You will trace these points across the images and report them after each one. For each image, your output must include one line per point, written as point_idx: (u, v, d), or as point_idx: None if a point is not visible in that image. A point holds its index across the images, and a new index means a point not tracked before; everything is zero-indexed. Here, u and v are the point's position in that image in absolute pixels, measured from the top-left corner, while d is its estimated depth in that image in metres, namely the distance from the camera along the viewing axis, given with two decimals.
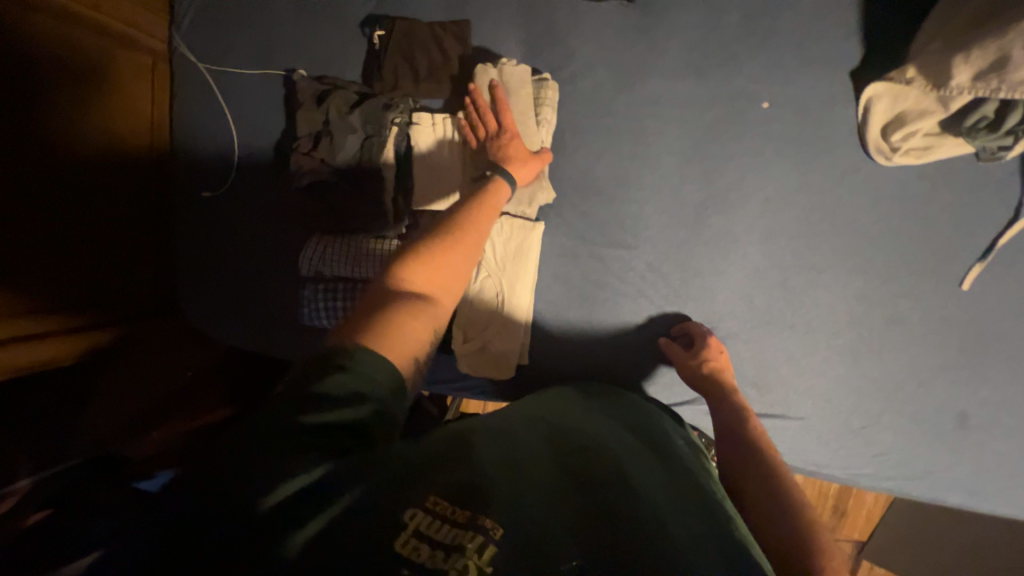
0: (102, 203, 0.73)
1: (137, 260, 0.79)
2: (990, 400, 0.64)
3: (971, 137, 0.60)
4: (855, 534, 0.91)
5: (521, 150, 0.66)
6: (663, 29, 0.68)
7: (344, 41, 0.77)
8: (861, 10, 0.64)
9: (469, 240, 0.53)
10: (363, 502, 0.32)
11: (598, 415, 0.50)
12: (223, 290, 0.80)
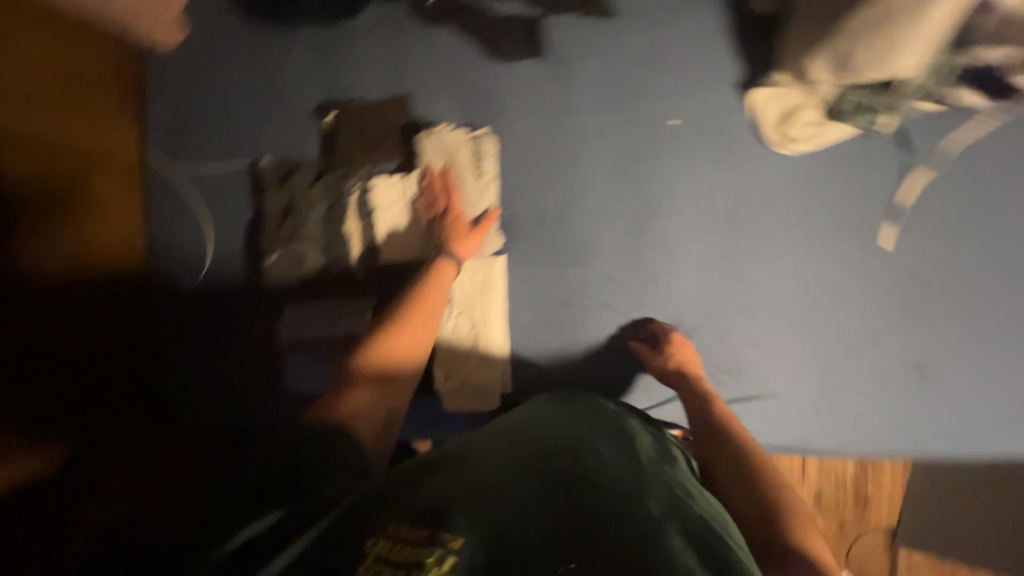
0: (82, 317, 0.81)
1: (125, 362, 0.84)
2: (937, 345, 0.69)
3: (844, 119, 0.67)
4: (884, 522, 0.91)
5: (462, 227, 0.76)
6: (573, 72, 0.77)
7: (298, 130, 0.86)
8: (738, 28, 0.73)
9: (421, 323, 0.67)
10: (337, 544, 0.35)
11: (571, 420, 0.53)
12: (203, 376, 0.85)
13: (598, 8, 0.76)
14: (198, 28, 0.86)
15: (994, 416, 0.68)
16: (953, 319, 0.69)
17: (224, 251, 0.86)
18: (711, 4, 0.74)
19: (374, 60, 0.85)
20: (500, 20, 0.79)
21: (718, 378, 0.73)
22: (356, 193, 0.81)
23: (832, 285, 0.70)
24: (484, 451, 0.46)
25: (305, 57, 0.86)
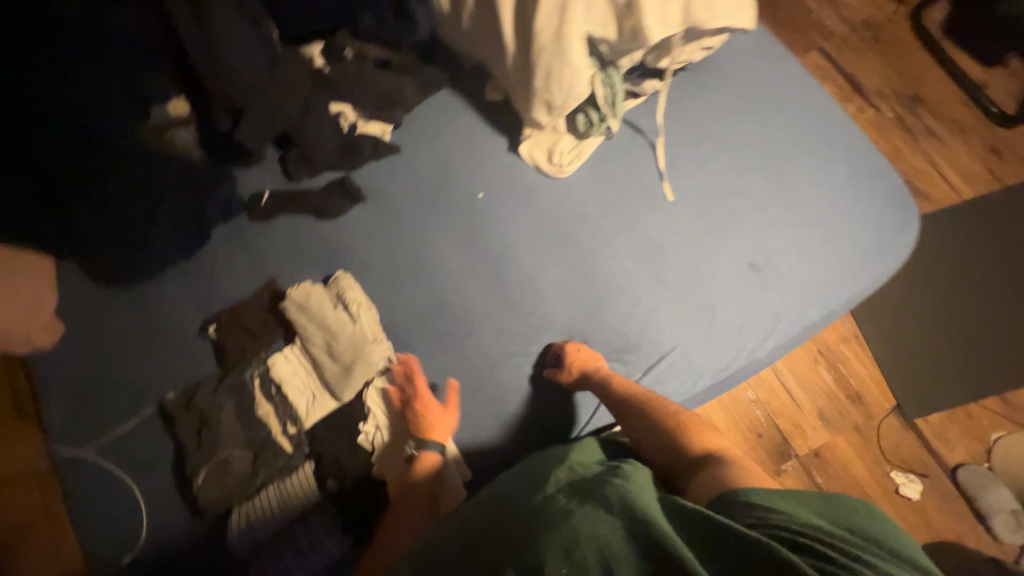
0: None
1: None
2: (759, 242, 0.80)
3: (589, 134, 0.86)
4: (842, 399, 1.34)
5: (438, 413, 0.82)
6: (390, 199, 0.94)
7: (195, 353, 0.95)
8: (488, 115, 0.95)
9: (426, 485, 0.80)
10: None
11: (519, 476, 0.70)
12: None
13: (383, 148, 0.94)
14: (82, 318, 0.98)
15: (838, 271, 0.78)
16: (754, 216, 0.81)
17: (166, 492, 0.89)
18: (463, 108, 0.95)
19: (235, 267, 0.97)
20: (319, 192, 0.96)
21: (622, 360, 0.82)
22: (258, 380, 0.86)
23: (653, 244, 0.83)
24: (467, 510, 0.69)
25: (178, 293, 0.98)
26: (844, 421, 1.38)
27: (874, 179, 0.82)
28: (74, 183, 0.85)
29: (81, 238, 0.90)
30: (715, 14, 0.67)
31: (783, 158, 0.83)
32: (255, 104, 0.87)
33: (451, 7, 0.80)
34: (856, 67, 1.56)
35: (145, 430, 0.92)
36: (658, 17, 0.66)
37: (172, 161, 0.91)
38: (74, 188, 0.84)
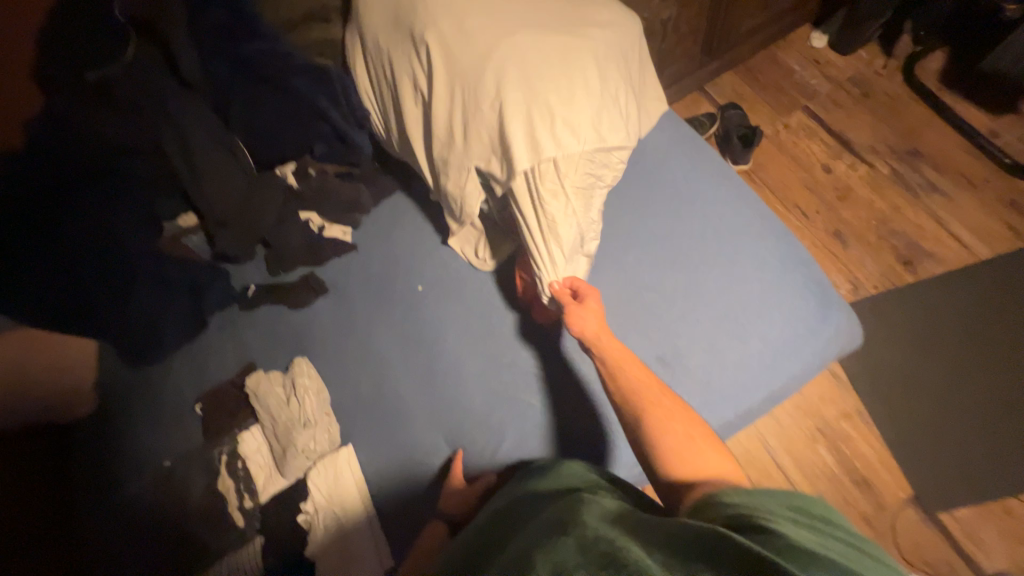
0: None
1: None
2: (665, 339, 0.80)
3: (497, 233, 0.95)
4: (837, 470, 1.25)
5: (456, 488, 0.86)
6: (346, 292, 1.06)
7: (186, 425, 1.10)
8: (432, 216, 1.06)
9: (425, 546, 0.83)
10: None
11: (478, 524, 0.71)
12: None
13: (342, 247, 1.08)
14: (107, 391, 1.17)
15: (749, 368, 0.77)
16: (663, 310, 0.81)
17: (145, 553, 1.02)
18: (411, 210, 1.07)
19: (224, 349, 1.13)
20: (290, 285, 1.10)
21: (539, 446, 0.88)
22: (225, 457, 0.99)
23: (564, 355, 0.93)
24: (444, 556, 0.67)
25: (181, 373, 1.14)
26: (850, 510, 1.22)
27: (787, 270, 0.81)
28: (106, 291, 1.01)
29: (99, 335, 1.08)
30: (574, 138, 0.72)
31: (691, 251, 0.84)
32: (237, 219, 1.04)
33: (383, 134, 0.94)
34: (845, 124, 1.51)
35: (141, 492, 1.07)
36: (527, 148, 0.72)
37: (179, 269, 1.11)
38: (105, 288, 1.00)
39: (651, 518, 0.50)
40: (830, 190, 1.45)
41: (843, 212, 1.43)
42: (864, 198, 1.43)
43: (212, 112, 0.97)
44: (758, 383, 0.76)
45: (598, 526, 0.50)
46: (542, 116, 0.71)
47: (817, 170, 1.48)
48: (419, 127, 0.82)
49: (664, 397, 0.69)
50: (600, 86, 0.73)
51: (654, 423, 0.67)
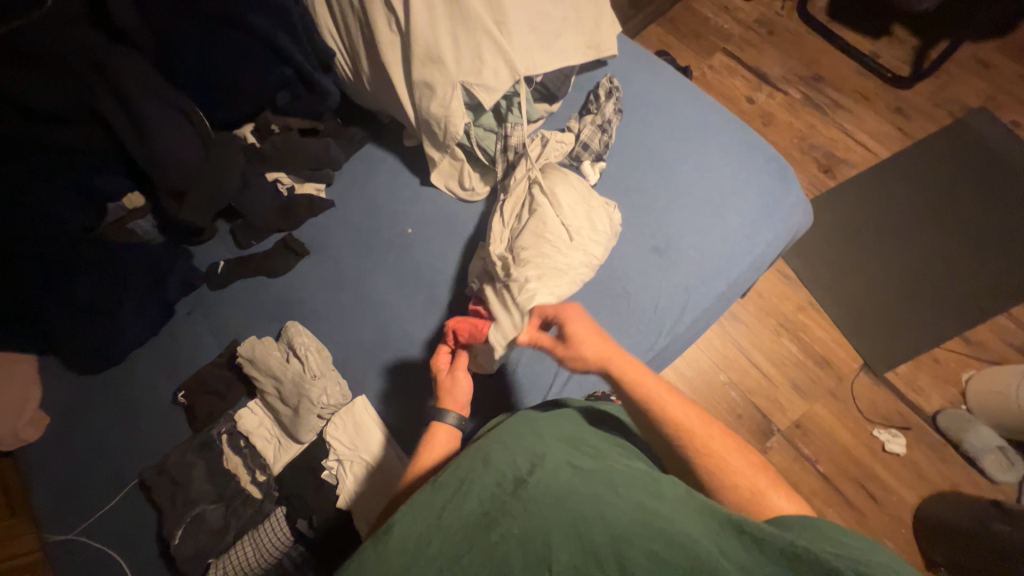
0: None
1: None
2: (657, 229, 0.87)
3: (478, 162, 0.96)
4: (803, 357, 1.41)
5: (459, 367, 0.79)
6: (331, 249, 1.03)
7: (171, 420, 1.01)
8: (409, 160, 1.05)
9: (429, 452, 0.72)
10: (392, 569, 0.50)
11: (533, 435, 0.67)
12: None
13: (318, 204, 1.03)
14: (64, 405, 1.03)
15: (731, 240, 0.86)
16: (651, 206, 0.88)
17: (145, 564, 0.91)
18: (386, 158, 1.06)
19: (200, 334, 1.04)
20: (266, 253, 1.04)
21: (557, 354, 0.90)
22: (225, 435, 0.92)
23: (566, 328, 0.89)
24: (486, 469, 0.61)
25: (152, 369, 1.04)
26: (817, 388, 1.38)
27: (749, 153, 0.91)
28: (53, 268, 0.95)
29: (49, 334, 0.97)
30: (537, 66, 0.84)
31: (666, 150, 0.91)
32: (197, 183, 0.96)
33: (352, 75, 0.93)
34: (758, 59, 1.70)
35: (129, 501, 0.96)
36: (501, 55, 0.80)
37: (135, 259, 1.01)
38: (55, 265, 0.95)
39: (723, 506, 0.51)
40: (756, 118, 1.63)
41: (770, 135, 1.61)
42: (784, 121, 1.62)
43: (159, 78, 0.91)
44: (740, 252, 0.86)
45: (672, 508, 0.51)
46: (512, 36, 0.81)
47: (743, 103, 1.65)
48: (395, 53, 0.83)
49: (715, 441, 0.64)
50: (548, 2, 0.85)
51: (704, 463, 0.63)
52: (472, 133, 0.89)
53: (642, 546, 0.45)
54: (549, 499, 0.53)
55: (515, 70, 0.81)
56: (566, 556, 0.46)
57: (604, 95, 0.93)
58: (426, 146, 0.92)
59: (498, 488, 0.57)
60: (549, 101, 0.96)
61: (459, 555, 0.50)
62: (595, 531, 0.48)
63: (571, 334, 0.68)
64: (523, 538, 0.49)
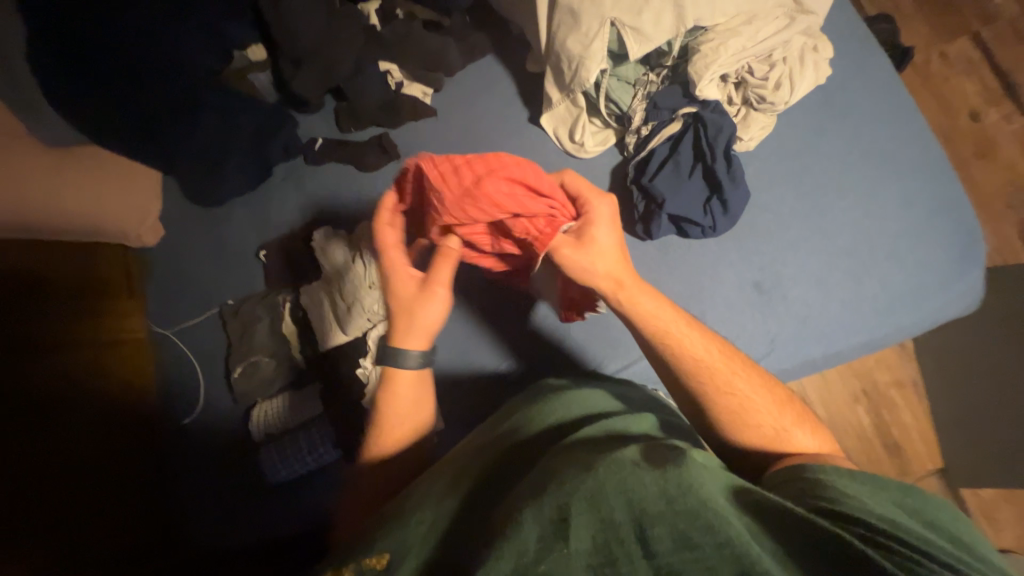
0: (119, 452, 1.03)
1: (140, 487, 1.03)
2: (766, 265, 0.74)
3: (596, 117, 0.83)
4: (874, 433, 1.24)
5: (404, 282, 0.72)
6: (420, 160, 0.99)
7: (248, 269, 1.11)
8: (526, 91, 0.96)
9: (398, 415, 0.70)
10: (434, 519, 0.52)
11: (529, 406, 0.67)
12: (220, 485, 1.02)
13: (421, 109, 0.98)
14: (182, 227, 1.17)
15: (851, 311, 0.71)
16: (776, 233, 0.74)
17: (212, 376, 1.09)
18: (503, 78, 0.97)
19: (288, 205, 1.09)
20: (361, 143, 1.02)
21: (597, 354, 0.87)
22: (288, 303, 1.02)
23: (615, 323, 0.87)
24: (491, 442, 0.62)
25: (246, 219, 1.12)
26: (871, 469, 1.23)
27: (935, 211, 0.71)
28: (178, 104, 1.00)
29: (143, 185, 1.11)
30: (715, 16, 0.68)
31: (830, 172, 0.74)
32: (313, 55, 0.93)
33: None
34: (1018, 62, 1.26)
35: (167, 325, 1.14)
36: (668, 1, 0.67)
37: (202, 120, 1.01)
38: (179, 107, 1.00)
39: (747, 492, 0.47)
40: (970, 142, 1.26)
41: (977, 169, 1.25)
42: (1008, 157, 1.24)
43: None
44: (857, 326, 0.71)
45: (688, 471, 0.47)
46: None
47: (964, 116, 1.27)
48: None
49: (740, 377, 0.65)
50: None
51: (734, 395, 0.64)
52: (604, 83, 0.76)
53: (663, 521, 0.41)
54: (573, 477, 0.47)
55: (681, 22, 0.67)
56: (586, 535, 0.42)
57: (810, 63, 0.71)
58: (550, 83, 0.80)
59: (512, 485, 0.52)
60: (757, 59, 0.71)
61: (482, 532, 0.47)
62: (614, 502, 0.44)
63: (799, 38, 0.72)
64: (546, 518, 0.44)
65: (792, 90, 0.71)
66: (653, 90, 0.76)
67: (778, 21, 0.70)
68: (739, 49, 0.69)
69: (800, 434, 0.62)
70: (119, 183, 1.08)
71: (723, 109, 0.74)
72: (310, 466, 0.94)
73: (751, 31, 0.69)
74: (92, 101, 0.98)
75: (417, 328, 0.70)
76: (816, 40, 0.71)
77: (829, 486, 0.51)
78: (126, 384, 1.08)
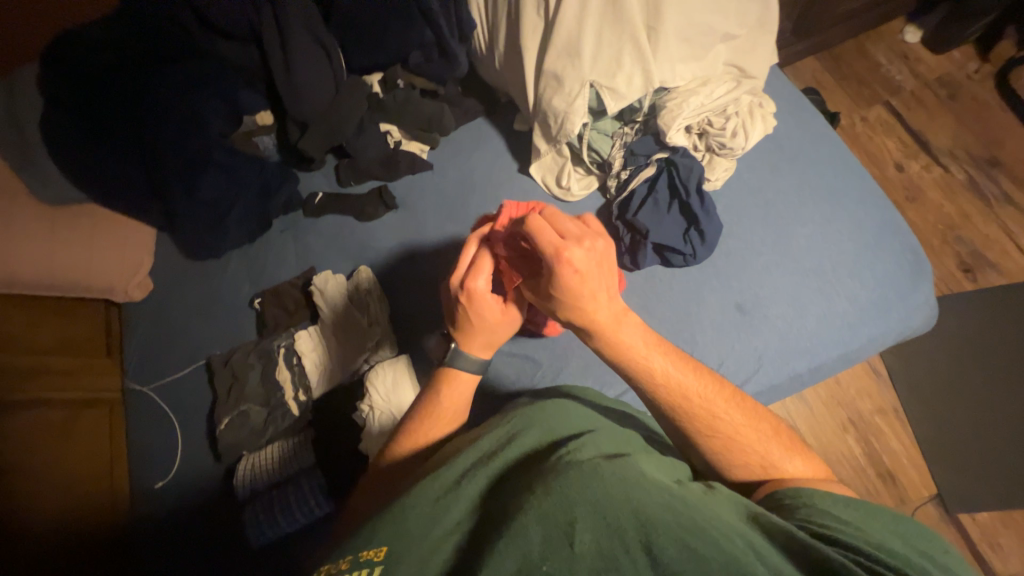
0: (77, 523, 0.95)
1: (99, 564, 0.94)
2: (745, 288, 0.80)
3: (579, 166, 0.93)
4: (868, 464, 1.24)
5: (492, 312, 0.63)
6: (418, 209, 1.06)
7: (238, 318, 1.09)
8: (514, 147, 1.06)
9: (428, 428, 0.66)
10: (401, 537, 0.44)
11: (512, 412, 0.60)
12: (192, 557, 0.92)
13: (418, 164, 1.07)
14: (166, 279, 1.15)
15: (825, 327, 0.77)
16: (750, 259, 0.82)
17: (189, 433, 1.02)
18: (493, 137, 1.08)
19: (284, 253, 1.11)
20: (360, 195, 1.09)
21: (597, 381, 0.88)
22: (283, 349, 1.00)
23: None
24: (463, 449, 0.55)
25: (238, 268, 1.12)
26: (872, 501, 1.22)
27: (880, 236, 0.81)
28: (181, 162, 1.02)
29: (143, 237, 1.12)
30: (677, 79, 0.81)
31: (787, 206, 0.84)
32: (321, 117, 1.02)
33: (488, 50, 0.99)
34: (926, 124, 1.50)
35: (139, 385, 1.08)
36: (638, 66, 0.79)
37: (209, 177, 1.04)
38: (182, 165, 1.02)
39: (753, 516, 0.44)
40: (899, 189, 1.44)
41: (910, 211, 1.41)
42: (934, 201, 1.41)
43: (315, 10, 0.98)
44: (832, 340, 0.76)
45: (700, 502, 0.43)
46: (660, 46, 0.79)
47: (891, 168, 1.47)
48: (534, 39, 0.84)
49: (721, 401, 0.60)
50: (706, 17, 0.79)
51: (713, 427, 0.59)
52: (585, 135, 0.87)
53: (670, 532, 0.38)
54: (578, 474, 0.43)
55: (649, 83, 0.79)
56: (591, 536, 0.38)
57: (758, 117, 0.84)
58: (537, 136, 0.90)
59: (497, 494, 0.46)
60: (714, 113, 0.83)
61: (475, 537, 0.42)
62: (620, 509, 0.40)
63: (749, 98, 0.85)
64: (548, 534, 0.39)
65: (746, 137, 0.83)
66: (628, 142, 0.87)
67: (727, 85, 0.83)
68: (698, 105, 0.81)
69: (789, 462, 0.58)
70: (112, 247, 1.07)
71: (689, 154, 0.84)
72: (297, 524, 0.88)
73: (707, 92, 0.82)
74: (102, 157, 1.02)
75: (486, 343, 0.65)
76: (761, 98, 0.84)
77: (823, 509, 0.49)
78: (93, 449, 1.02)
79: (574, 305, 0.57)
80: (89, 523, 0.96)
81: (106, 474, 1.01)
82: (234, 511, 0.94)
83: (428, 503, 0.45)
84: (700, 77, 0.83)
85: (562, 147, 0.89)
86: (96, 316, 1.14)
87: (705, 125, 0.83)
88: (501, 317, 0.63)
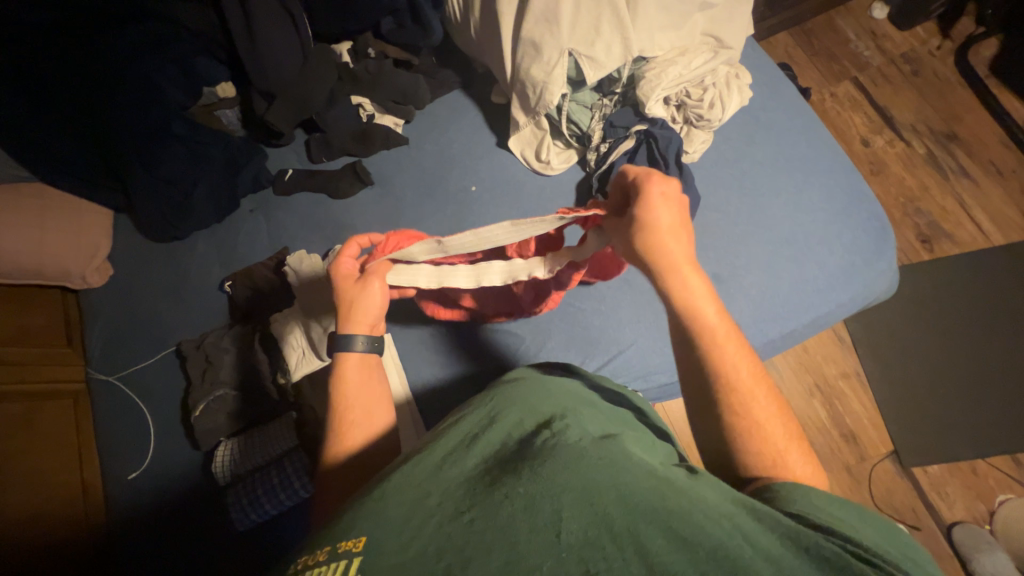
0: (50, 516, 0.92)
1: (73, 557, 0.91)
2: (721, 258, 0.82)
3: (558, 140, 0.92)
4: (833, 424, 1.31)
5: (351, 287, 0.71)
6: (395, 184, 1.03)
7: (208, 301, 1.05)
8: (493, 120, 1.04)
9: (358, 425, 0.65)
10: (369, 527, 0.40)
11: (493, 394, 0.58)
12: (173, 545, 0.91)
13: (393, 138, 1.03)
14: (126, 263, 1.08)
15: (796, 295, 0.80)
16: (726, 229, 0.83)
17: (162, 422, 0.99)
18: (470, 110, 1.05)
19: (255, 233, 1.06)
20: (333, 172, 1.05)
21: (579, 354, 0.89)
22: (259, 332, 0.97)
23: (594, 326, 0.91)
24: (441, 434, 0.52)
25: (205, 250, 1.07)
26: (834, 459, 1.29)
27: (852, 206, 0.84)
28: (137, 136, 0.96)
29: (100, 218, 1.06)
30: (656, 48, 0.80)
31: (761, 176, 0.86)
32: (288, 88, 0.97)
33: (462, 18, 0.96)
34: (890, 99, 1.54)
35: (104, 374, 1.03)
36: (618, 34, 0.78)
37: (168, 152, 0.98)
38: (138, 139, 0.96)
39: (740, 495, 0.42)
40: (864, 164, 1.49)
41: (874, 184, 1.47)
42: (895, 174, 1.47)
43: None
44: (804, 307, 0.79)
45: (688, 485, 0.42)
46: (640, 13, 0.78)
47: (857, 143, 1.51)
48: (511, 5, 0.81)
49: (760, 391, 0.57)
50: None
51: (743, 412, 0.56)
52: (565, 106, 0.86)
53: (658, 520, 0.36)
54: (563, 458, 0.41)
55: (628, 51, 0.78)
56: (578, 525, 0.36)
57: (735, 88, 0.84)
58: (516, 108, 0.89)
59: (477, 478, 0.43)
60: (692, 84, 0.84)
61: (451, 522, 0.38)
62: (608, 496, 0.38)
63: (725, 67, 0.85)
64: (533, 524, 0.36)
65: (723, 109, 0.83)
66: (608, 113, 0.87)
67: (705, 54, 0.83)
68: (677, 74, 0.81)
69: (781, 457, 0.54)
70: (66, 229, 1.01)
71: (668, 126, 0.85)
72: (283, 505, 0.87)
73: (685, 60, 0.82)
74: (50, 132, 0.96)
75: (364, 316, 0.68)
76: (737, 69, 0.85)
77: (810, 498, 0.46)
78: (61, 441, 0.98)
79: (650, 232, 0.59)
80: (61, 516, 0.93)
81: (77, 466, 0.98)
82: (214, 499, 0.92)
83: (405, 492, 0.42)
84: (679, 46, 0.82)
85: (541, 119, 0.89)
86: (56, 306, 1.08)
87: (683, 96, 0.84)
88: (359, 287, 0.70)
